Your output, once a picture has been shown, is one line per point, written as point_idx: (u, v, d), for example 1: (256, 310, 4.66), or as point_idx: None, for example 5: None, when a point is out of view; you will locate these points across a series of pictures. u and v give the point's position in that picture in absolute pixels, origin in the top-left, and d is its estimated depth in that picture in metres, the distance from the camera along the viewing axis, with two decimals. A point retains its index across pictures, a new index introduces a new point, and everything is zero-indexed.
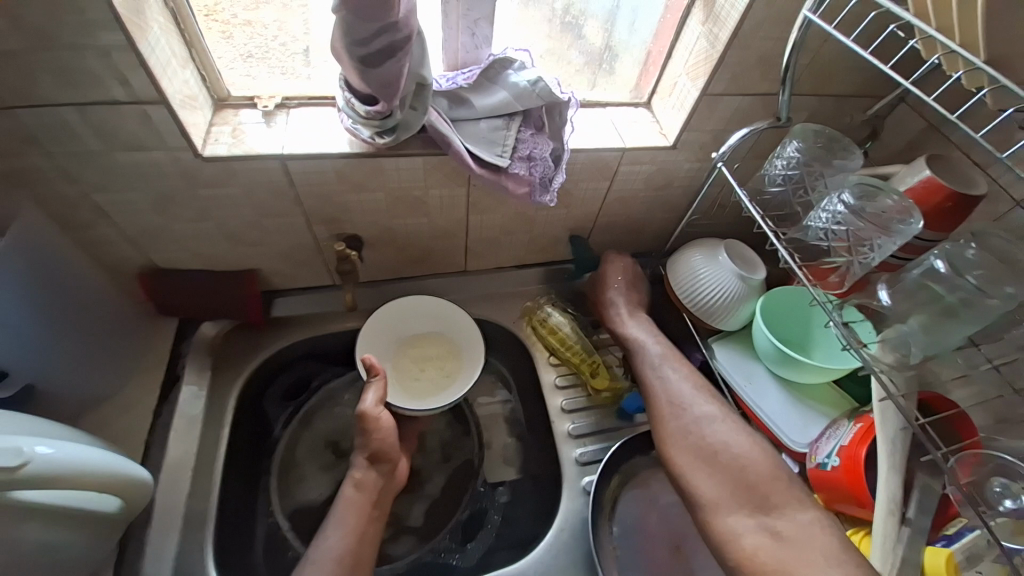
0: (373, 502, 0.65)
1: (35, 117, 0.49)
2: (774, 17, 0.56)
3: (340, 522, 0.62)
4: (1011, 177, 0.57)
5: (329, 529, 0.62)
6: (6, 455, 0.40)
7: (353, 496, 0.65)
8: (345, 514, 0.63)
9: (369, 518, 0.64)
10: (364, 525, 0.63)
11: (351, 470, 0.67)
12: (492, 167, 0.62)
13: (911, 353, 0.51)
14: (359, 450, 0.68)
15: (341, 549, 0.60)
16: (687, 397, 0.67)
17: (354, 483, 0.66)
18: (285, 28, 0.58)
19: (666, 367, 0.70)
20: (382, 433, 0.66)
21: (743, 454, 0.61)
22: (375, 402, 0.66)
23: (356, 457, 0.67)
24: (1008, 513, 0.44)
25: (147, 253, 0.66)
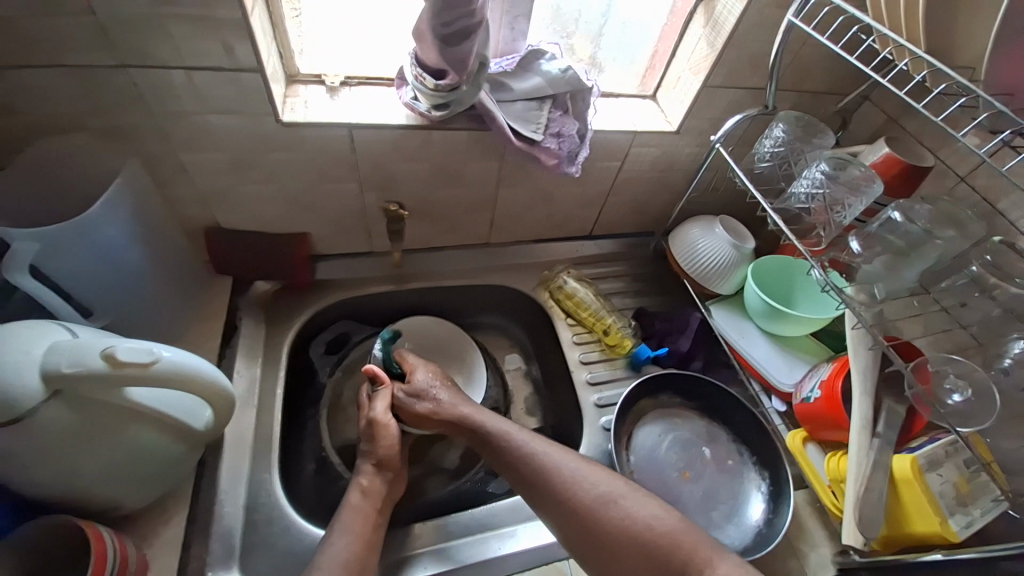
0: (376, 508, 0.64)
1: (146, 77, 0.56)
2: (762, 22, 0.68)
3: (344, 528, 0.61)
4: (955, 156, 0.70)
5: (333, 536, 0.60)
6: (140, 353, 0.48)
7: (355, 503, 0.64)
8: (350, 521, 0.62)
9: (372, 525, 0.62)
10: (369, 532, 0.61)
11: (356, 478, 0.67)
12: (528, 141, 0.72)
13: (877, 290, 0.63)
14: (363, 459, 0.69)
15: (348, 556, 0.58)
16: (581, 476, 0.63)
17: (359, 489, 0.65)
18: (333, 18, 0.68)
19: (542, 449, 0.66)
20: (387, 439, 0.69)
21: (665, 521, 0.59)
22: (385, 409, 0.71)
23: (361, 465, 0.68)
24: (955, 403, 0.55)
25: (214, 212, 0.73)
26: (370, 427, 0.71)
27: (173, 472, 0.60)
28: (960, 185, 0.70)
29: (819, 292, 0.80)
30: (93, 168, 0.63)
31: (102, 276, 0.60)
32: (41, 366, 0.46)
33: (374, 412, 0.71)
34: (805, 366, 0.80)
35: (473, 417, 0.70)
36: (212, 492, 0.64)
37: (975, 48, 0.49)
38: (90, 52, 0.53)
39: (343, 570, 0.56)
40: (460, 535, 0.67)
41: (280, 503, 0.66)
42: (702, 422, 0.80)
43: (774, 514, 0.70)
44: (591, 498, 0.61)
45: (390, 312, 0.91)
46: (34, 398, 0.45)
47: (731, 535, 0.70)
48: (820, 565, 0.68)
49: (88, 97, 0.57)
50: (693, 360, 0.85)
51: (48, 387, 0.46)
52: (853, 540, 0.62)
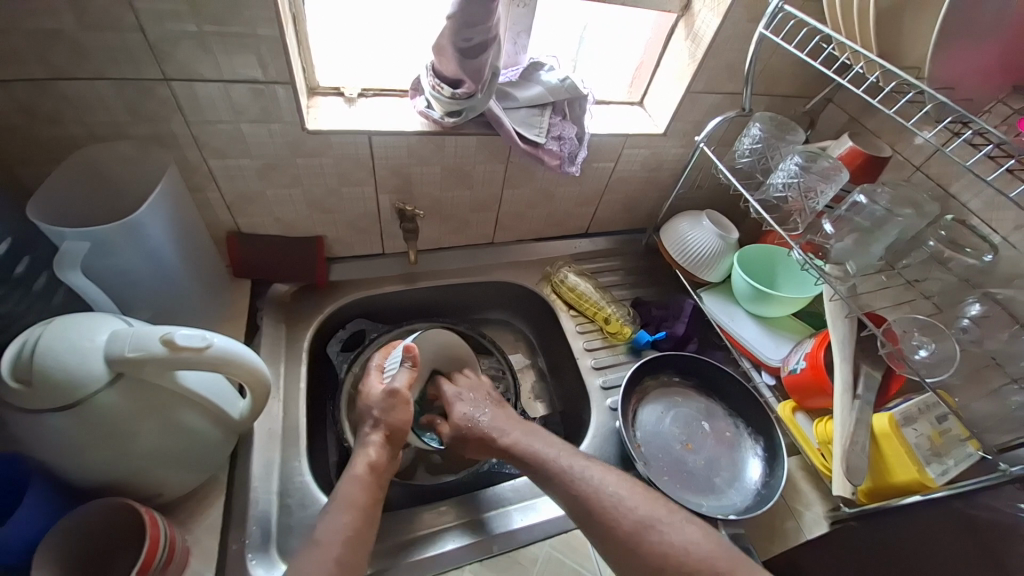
0: (379, 479, 0.65)
1: (187, 89, 0.61)
2: (738, 34, 0.76)
3: (345, 502, 0.61)
4: (909, 150, 0.79)
5: (331, 510, 0.60)
6: (195, 338, 0.51)
7: (360, 472, 0.65)
8: (352, 495, 0.62)
9: (371, 496, 0.63)
10: (370, 507, 0.62)
11: (362, 449, 0.67)
12: (532, 143, 0.78)
13: (849, 267, 0.71)
14: (372, 429, 0.70)
15: (346, 527, 0.58)
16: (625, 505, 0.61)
17: (366, 461, 0.66)
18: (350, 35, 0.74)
19: (607, 508, 0.63)
20: (403, 413, 0.71)
21: (701, 547, 0.57)
22: (406, 385, 0.73)
23: (370, 435, 0.69)
24: (923, 356, 0.63)
25: (237, 216, 0.78)
26: (387, 396, 0.71)
27: (212, 458, 0.62)
28: (917, 174, 0.79)
29: (801, 271, 0.88)
30: (129, 175, 0.67)
31: (142, 274, 0.65)
32: (105, 352, 0.50)
33: (394, 384, 0.73)
34: (790, 343, 0.87)
35: (520, 436, 0.70)
36: (244, 480, 0.66)
37: (917, 51, 0.58)
38: (136, 66, 0.58)
39: (343, 547, 0.57)
40: (485, 511, 0.71)
41: (310, 488, 0.69)
42: (700, 399, 0.87)
43: (771, 476, 0.76)
44: (631, 526, 0.59)
45: (400, 310, 0.96)
46: (98, 382, 0.49)
47: (733, 498, 0.76)
48: (814, 521, 0.74)
49: (131, 107, 0.61)
50: (688, 342, 0.92)
51: (110, 371, 0.50)
52: (842, 490, 0.68)
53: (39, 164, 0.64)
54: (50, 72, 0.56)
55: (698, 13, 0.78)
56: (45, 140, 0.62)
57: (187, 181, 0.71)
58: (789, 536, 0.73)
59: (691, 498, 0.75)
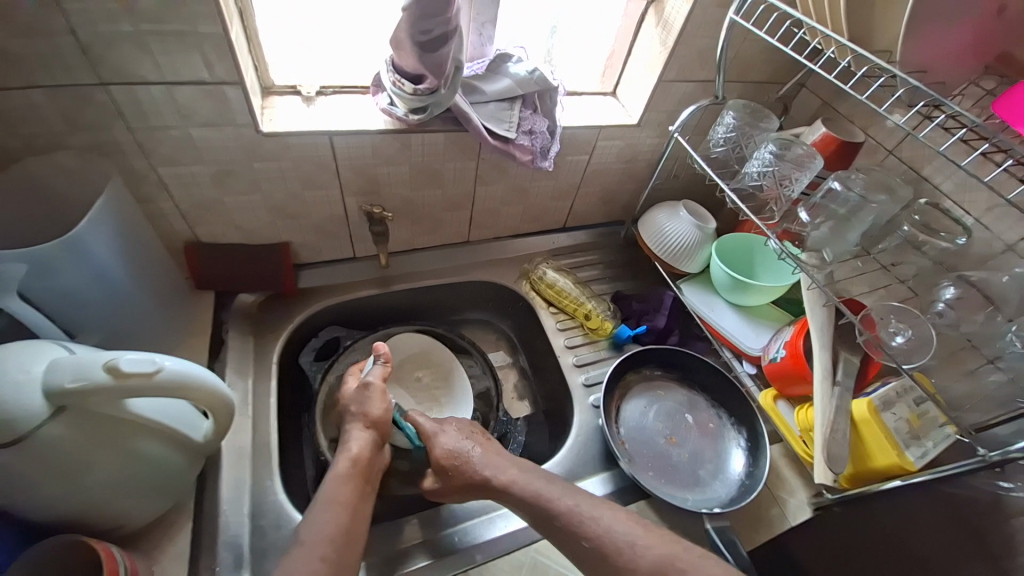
0: (363, 474, 0.64)
1: (127, 93, 0.57)
2: (708, 20, 0.74)
3: (330, 502, 0.59)
4: (881, 133, 0.79)
5: (316, 509, 0.58)
6: (144, 362, 0.48)
7: (344, 470, 0.63)
8: (336, 490, 0.61)
9: (358, 495, 0.62)
10: (359, 507, 0.61)
11: (345, 444, 0.66)
12: (502, 139, 0.76)
13: (826, 253, 0.70)
14: (353, 422, 0.69)
15: (337, 526, 0.57)
16: (621, 544, 0.59)
17: (348, 458, 0.64)
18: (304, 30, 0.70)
19: (593, 512, 0.62)
20: (380, 403, 0.71)
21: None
22: (382, 378, 0.73)
23: (351, 430, 0.68)
24: (898, 343, 0.63)
25: (194, 226, 0.73)
26: (360, 390, 0.72)
27: (176, 485, 0.59)
28: (889, 158, 0.79)
29: (778, 260, 0.87)
30: (71, 188, 0.63)
31: (91, 294, 0.61)
32: (43, 385, 0.46)
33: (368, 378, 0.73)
34: (769, 331, 0.87)
35: (518, 474, 0.67)
36: (214, 504, 0.63)
37: (887, 35, 0.57)
38: (69, 71, 0.53)
39: (332, 544, 0.55)
40: (467, 519, 0.69)
41: (284, 507, 0.66)
42: (682, 391, 0.86)
43: (755, 466, 0.76)
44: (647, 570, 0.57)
45: (376, 315, 0.93)
46: (37, 417, 0.45)
47: (718, 490, 0.75)
48: (798, 508, 0.73)
49: (66, 116, 0.57)
50: (670, 334, 0.91)
51: (50, 404, 0.46)
52: (823, 477, 0.67)
53: None
54: None
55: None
56: None
57: (137, 192, 0.67)
58: (773, 522, 0.72)
59: (676, 493, 0.74)
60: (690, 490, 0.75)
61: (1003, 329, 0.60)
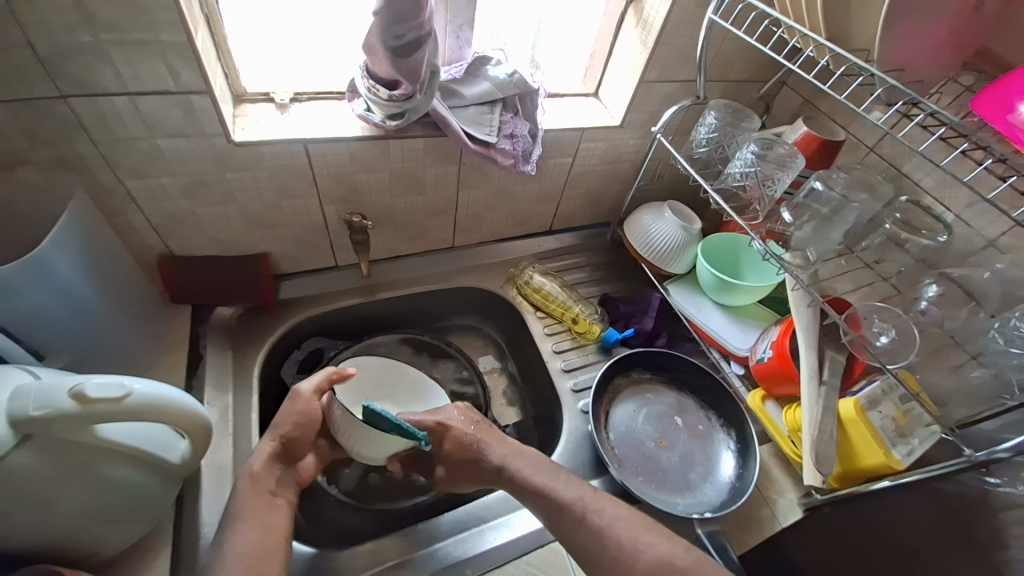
0: (271, 490, 0.59)
1: (89, 105, 0.55)
2: (687, 20, 0.74)
3: (241, 520, 0.55)
4: (862, 131, 0.79)
5: (229, 529, 0.55)
6: (112, 387, 0.46)
7: (251, 486, 0.58)
8: (243, 509, 0.56)
9: (267, 513, 0.57)
10: (276, 523, 0.57)
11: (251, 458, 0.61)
12: (483, 143, 0.74)
13: (809, 253, 0.70)
14: (267, 435, 0.63)
15: (247, 545, 0.54)
16: (618, 551, 0.57)
17: (252, 474, 0.59)
18: None
19: None
20: (297, 417, 0.63)
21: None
22: (312, 388, 0.65)
23: (262, 443, 0.62)
24: (882, 343, 0.63)
25: (167, 239, 0.71)
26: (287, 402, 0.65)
27: (152, 509, 0.57)
28: (870, 155, 0.79)
29: (763, 261, 0.87)
30: (34, 204, 0.61)
31: (56, 313, 0.59)
32: (9, 412, 0.44)
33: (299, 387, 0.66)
34: (756, 331, 0.87)
35: (523, 465, 0.65)
36: (194, 526, 0.61)
37: (865, 34, 0.57)
38: (24, 84, 0.51)
39: (245, 564, 0.52)
40: (455, 533, 0.67)
41: None
42: (671, 394, 0.86)
43: (744, 469, 0.75)
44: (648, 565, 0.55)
45: (360, 324, 0.91)
46: (2, 446, 0.43)
47: (709, 494, 0.75)
48: (788, 509, 0.72)
49: (25, 129, 0.54)
50: (658, 337, 0.91)
51: (15, 432, 0.44)
52: (813, 480, 0.67)
53: None
54: None
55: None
56: None
57: (104, 206, 0.64)
58: (765, 523, 0.72)
59: (667, 498, 0.74)
60: (682, 497, 0.74)
61: (986, 325, 0.60)
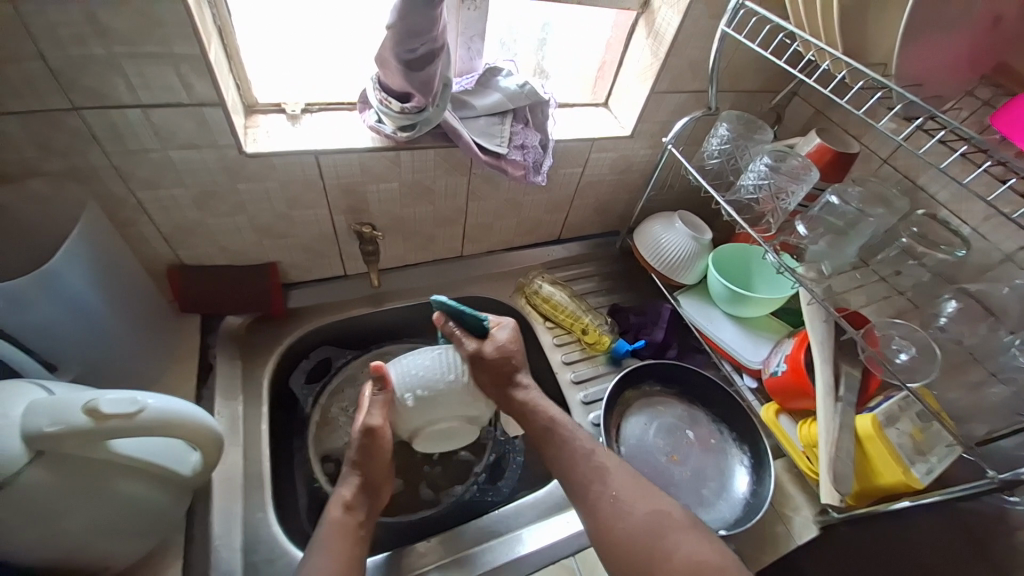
0: (356, 523, 0.62)
1: (103, 117, 0.55)
2: (699, 32, 0.73)
3: (322, 546, 0.58)
4: (876, 142, 0.79)
5: (311, 555, 0.57)
6: (124, 403, 0.46)
7: (338, 517, 0.62)
8: (329, 539, 0.59)
9: (353, 540, 0.60)
10: (350, 547, 0.59)
11: (338, 490, 0.64)
12: (494, 154, 0.74)
13: (824, 267, 0.70)
14: (348, 469, 0.66)
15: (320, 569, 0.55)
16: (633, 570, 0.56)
17: (342, 501, 0.63)
18: None
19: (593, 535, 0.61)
20: (377, 449, 0.66)
21: None
22: (381, 418, 0.67)
23: (344, 476, 0.65)
24: (902, 360, 0.62)
25: (178, 248, 0.71)
26: (361, 437, 0.66)
27: (163, 522, 0.56)
28: (883, 167, 0.78)
29: (775, 274, 0.86)
30: (48, 215, 0.61)
31: (67, 324, 0.59)
32: (19, 428, 0.44)
33: (368, 420, 0.67)
34: (768, 343, 0.86)
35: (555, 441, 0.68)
36: (204, 540, 0.61)
37: (883, 47, 0.56)
38: (38, 96, 0.51)
39: None
40: (465, 549, 0.66)
41: (279, 539, 0.64)
42: (682, 406, 0.84)
43: (759, 485, 0.74)
44: None
45: (369, 334, 0.91)
46: (15, 462, 0.42)
47: (723, 510, 0.74)
48: (804, 526, 0.71)
49: (38, 141, 0.55)
50: (668, 348, 0.90)
51: (26, 449, 0.44)
52: (829, 498, 0.66)
53: None
54: None
55: (657, 11, 0.75)
56: None
57: (116, 216, 0.64)
58: (779, 540, 0.70)
59: None
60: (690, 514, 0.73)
61: (1006, 343, 0.59)
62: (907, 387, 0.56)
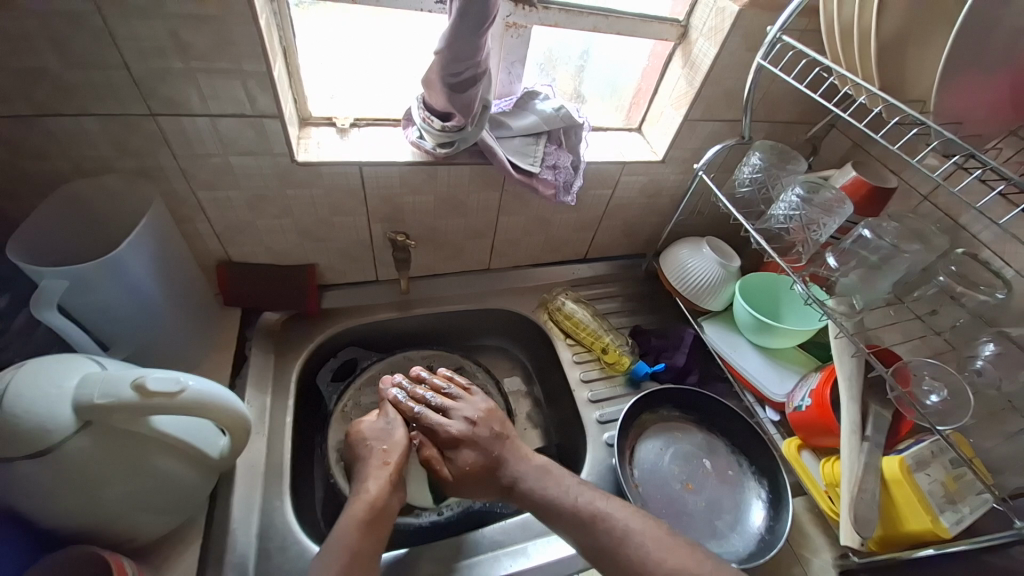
0: (376, 516, 0.62)
1: (174, 124, 0.61)
2: (736, 63, 0.75)
3: (339, 543, 0.58)
4: (916, 178, 0.77)
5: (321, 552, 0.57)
6: (169, 382, 0.50)
7: (360, 514, 0.61)
8: (343, 533, 0.59)
9: (371, 538, 0.60)
10: (368, 547, 0.59)
11: (364, 486, 0.65)
12: (526, 173, 0.77)
13: (855, 301, 0.68)
14: (374, 467, 0.67)
15: (337, 570, 0.55)
16: None
17: (365, 501, 0.63)
18: None
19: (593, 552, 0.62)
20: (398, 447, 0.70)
21: None
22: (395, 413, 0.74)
23: (372, 474, 0.66)
24: (934, 403, 0.60)
25: (227, 246, 0.77)
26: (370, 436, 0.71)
27: (190, 501, 0.60)
28: (923, 204, 0.77)
29: (805, 305, 0.84)
30: (117, 206, 0.67)
31: (123, 308, 0.64)
32: (75, 398, 0.48)
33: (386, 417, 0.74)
34: (795, 377, 0.84)
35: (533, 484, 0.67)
36: (224, 521, 0.64)
37: (920, 85, 0.56)
38: (121, 102, 0.57)
39: None
40: (471, 557, 0.67)
41: (292, 528, 0.66)
42: (701, 434, 0.83)
43: (775, 521, 0.72)
44: None
45: (394, 338, 0.94)
46: (64, 429, 0.47)
47: (735, 544, 0.72)
48: (822, 569, 0.69)
49: (117, 142, 0.61)
50: (689, 374, 0.89)
51: (78, 418, 0.48)
52: (850, 540, 0.64)
53: (25, 198, 0.64)
54: (34, 109, 0.56)
55: (694, 42, 0.77)
56: (32, 174, 0.62)
57: (176, 213, 0.70)
58: None
59: None
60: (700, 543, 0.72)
61: None
62: (937, 430, 0.54)
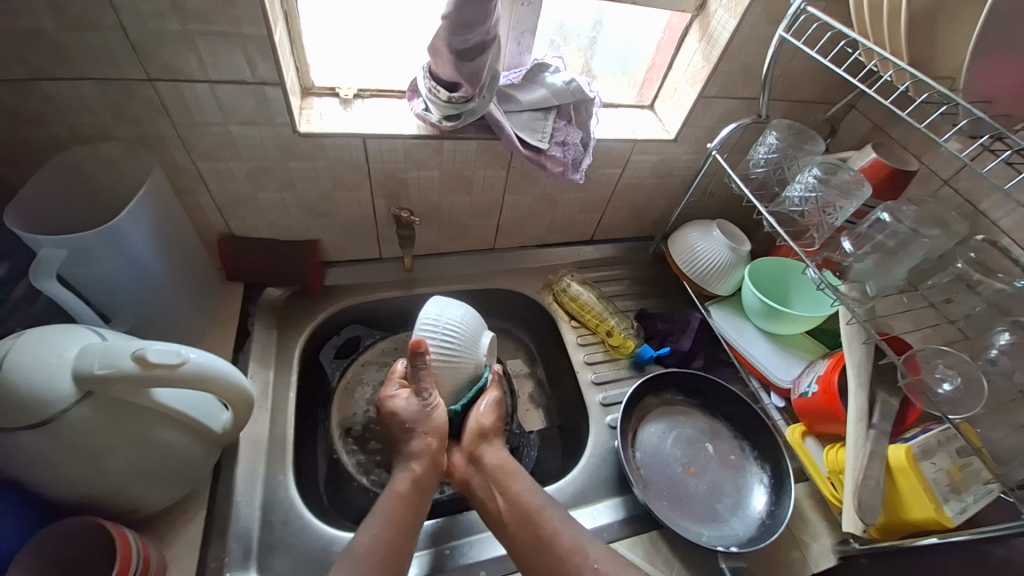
0: (418, 491, 0.64)
1: (173, 91, 0.59)
2: (756, 36, 0.72)
3: (380, 514, 0.61)
4: (937, 161, 0.75)
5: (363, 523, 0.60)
6: (169, 355, 0.50)
7: (403, 489, 0.64)
8: (388, 508, 0.61)
9: (413, 512, 0.62)
10: (410, 520, 0.61)
11: (408, 463, 0.66)
12: (534, 149, 0.75)
13: (867, 287, 0.66)
14: (412, 443, 0.68)
15: (376, 538, 0.58)
16: None
17: (409, 476, 0.65)
18: None
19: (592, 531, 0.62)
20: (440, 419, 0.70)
21: None
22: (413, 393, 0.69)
23: (413, 449, 0.67)
24: (947, 390, 0.59)
25: (229, 219, 0.76)
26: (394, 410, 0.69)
27: (193, 473, 0.60)
28: (943, 188, 0.74)
29: (816, 291, 0.83)
30: (116, 176, 0.66)
31: (124, 279, 0.64)
32: (75, 368, 0.48)
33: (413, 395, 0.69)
34: (802, 363, 0.83)
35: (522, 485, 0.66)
36: (228, 494, 0.64)
37: (951, 61, 0.53)
38: (119, 67, 0.56)
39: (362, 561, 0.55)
40: (472, 533, 0.67)
41: (295, 502, 0.66)
42: (704, 419, 0.83)
43: (777, 505, 0.72)
44: None
45: (397, 317, 0.93)
46: (64, 399, 0.47)
47: (736, 528, 0.72)
48: (822, 554, 0.69)
49: (114, 108, 0.59)
50: (694, 358, 0.88)
51: (79, 389, 0.48)
52: (852, 527, 0.63)
53: (23, 165, 0.63)
54: (28, 72, 0.54)
55: (713, 14, 0.74)
56: (29, 141, 0.61)
57: (177, 184, 0.69)
58: (793, 566, 0.68)
59: (690, 526, 0.71)
60: (700, 526, 0.72)
61: None
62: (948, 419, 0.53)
